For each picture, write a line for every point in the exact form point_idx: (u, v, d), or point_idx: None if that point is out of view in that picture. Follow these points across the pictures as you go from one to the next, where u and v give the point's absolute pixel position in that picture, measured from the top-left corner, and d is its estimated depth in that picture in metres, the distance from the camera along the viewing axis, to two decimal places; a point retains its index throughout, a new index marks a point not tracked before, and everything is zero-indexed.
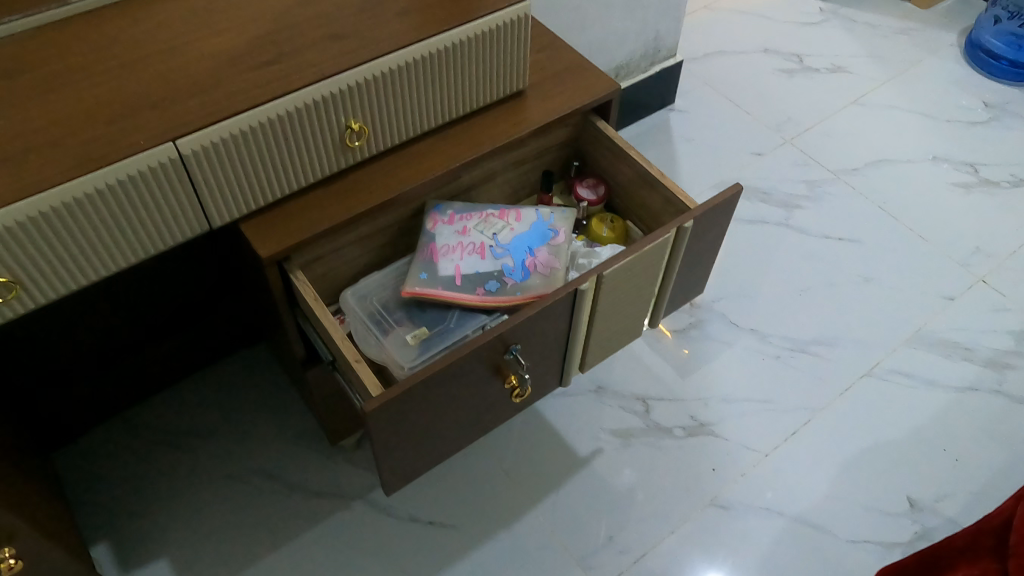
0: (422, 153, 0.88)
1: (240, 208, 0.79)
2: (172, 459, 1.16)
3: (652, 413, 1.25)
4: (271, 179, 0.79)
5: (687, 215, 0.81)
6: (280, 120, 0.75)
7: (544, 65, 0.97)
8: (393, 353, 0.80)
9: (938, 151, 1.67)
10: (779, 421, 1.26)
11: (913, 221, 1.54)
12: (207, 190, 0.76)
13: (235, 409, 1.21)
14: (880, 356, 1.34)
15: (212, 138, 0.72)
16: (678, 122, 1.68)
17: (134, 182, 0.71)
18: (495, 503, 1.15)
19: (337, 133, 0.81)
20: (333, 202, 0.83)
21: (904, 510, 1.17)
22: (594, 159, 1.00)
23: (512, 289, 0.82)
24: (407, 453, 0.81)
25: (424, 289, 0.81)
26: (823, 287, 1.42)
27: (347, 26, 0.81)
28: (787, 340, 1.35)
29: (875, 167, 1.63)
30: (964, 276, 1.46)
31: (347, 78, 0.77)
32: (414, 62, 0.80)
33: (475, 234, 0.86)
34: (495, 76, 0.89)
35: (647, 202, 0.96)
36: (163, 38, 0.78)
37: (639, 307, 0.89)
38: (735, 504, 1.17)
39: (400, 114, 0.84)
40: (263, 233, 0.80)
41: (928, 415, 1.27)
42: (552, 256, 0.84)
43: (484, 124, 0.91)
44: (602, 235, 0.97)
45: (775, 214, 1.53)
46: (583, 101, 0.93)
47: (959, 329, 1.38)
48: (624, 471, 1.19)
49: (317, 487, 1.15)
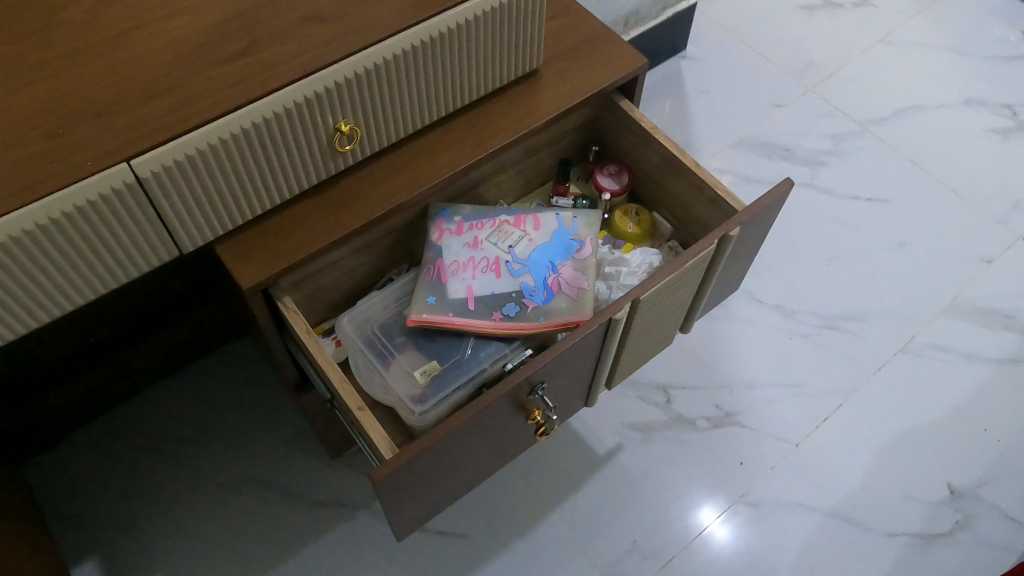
0: (424, 152, 0.76)
1: (213, 229, 0.68)
2: (161, 468, 1.08)
3: (674, 404, 1.16)
4: (249, 194, 0.68)
5: (733, 220, 0.71)
6: (257, 128, 0.63)
7: (558, 35, 0.84)
8: (400, 392, 0.70)
9: (971, 94, 1.54)
10: (810, 405, 1.17)
11: (946, 175, 1.43)
12: (173, 215, 0.64)
13: (222, 414, 1.12)
14: (916, 329, 1.25)
15: (174, 155, 0.60)
16: (691, 71, 1.55)
17: (83, 214, 0.58)
18: (511, 510, 1.08)
19: (325, 137, 0.68)
20: (323, 216, 0.71)
21: (944, 498, 1.11)
22: (616, 142, 0.88)
23: (533, 314, 0.70)
24: (419, 500, 0.72)
25: (433, 317, 0.70)
26: (852, 254, 1.32)
27: (332, 3, 0.67)
28: (815, 316, 1.26)
29: (905, 115, 1.50)
30: (1003, 235, 1.36)
31: (334, 73, 0.64)
32: (412, 49, 0.67)
33: (488, 248, 0.74)
34: (505, 55, 0.76)
35: (679, 192, 0.84)
36: (108, 22, 0.63)
37: (673, 316, 0.79)
38: (766, 500, 1.10)
39: (397, 109, 0.72)
40: (243, 257, 0.69)
41: (966, 393, 1.19)
42: (579, 273, 0.72)
43: (491, 113, 0.78)
44: (626, 231, 0.87)
45: (799, 173, 1.42)
46: (605, 83, 0.80)
47: (998, 295, 1.29)
48: (649, 468, 1.12)
49: (319, 496, 1.07)
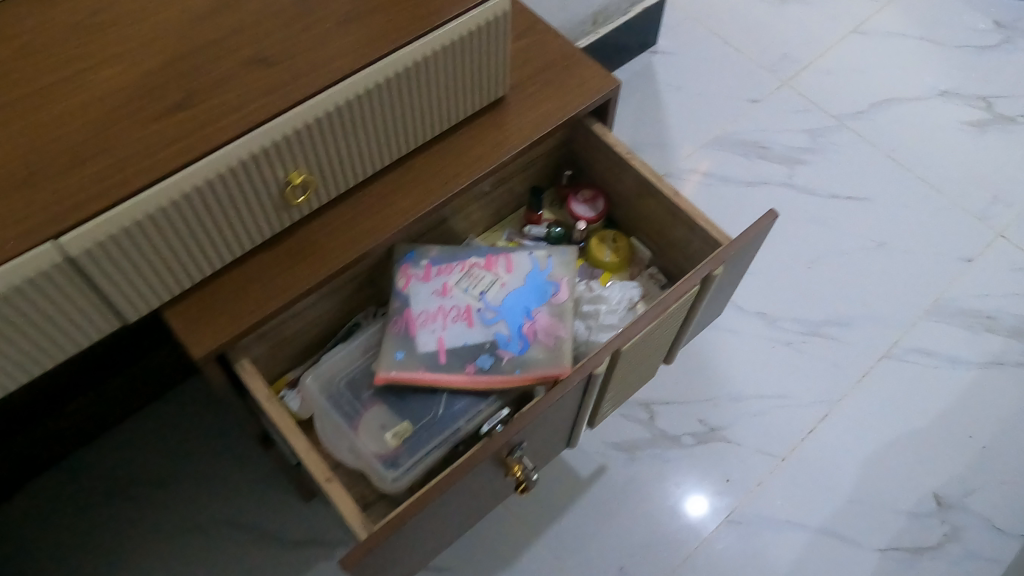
0: (385, 195, 0.72)
1: (159, 295, 0.64)
2: (125, 513, 1.02)
3: (658, 420, 1.13)
4: (196, 256, 0.63)
5: (716, 258, 0.67)
6: (199, 191, 0.58)
7: (525, 57, 0.80)
8: (370, 456, 0.66)
9: (947, 85, 1.51)
10: (795, 417, 1.15)
11: (924, 171, 1.40)
12: (113, 288, 0.59)
13: (187, 453, 1.07)
14: (899, 334, 1.23)
15: (107, 229, 0.55)
16: (663, 66, 1.50)
17: (9, 299, 0.53)
18: (494, 539, 1.04)
19: (276, 191, 0.64)
20: (279, 272, 0.67)
21: (931, 509, 1.09)
22: (590, 167, 0.84)
23: (509, 366, 0.67)
24: (396, 565, 0.68)
25: (402, 374, 0.67)
26: (833, 256, 1.30)
27: (278, 44, 0.62)
28: (798, 323, 1.23)
29: (881, 109, 1.47)
30: (981, 232, 1.34)
31: (282, 125, 0.59)
32: (363, 94, 0.63)
33: (458, 294, 0.70)
34: (468, 87, 0.71)
35: (658, 218, 0.80)
36: (30, 77, 0.57)
37: (655, 353, 0.76)
38: (754, 518, 1.07)
39: (353, 154, 0.67)
40: (193, 322, 0.64)
41: (951, 399, 1.18)
42: (556, 320, 0.69)
43: (457, 147, 0.74)
44: (604, 260, 0.83)
45: (777, 172, 1.38)
46: (575, 109, 0.76)
47: (979, 295, 1.27)
48: (634, 489, 1.09)
49: (292, 535, 1.02)
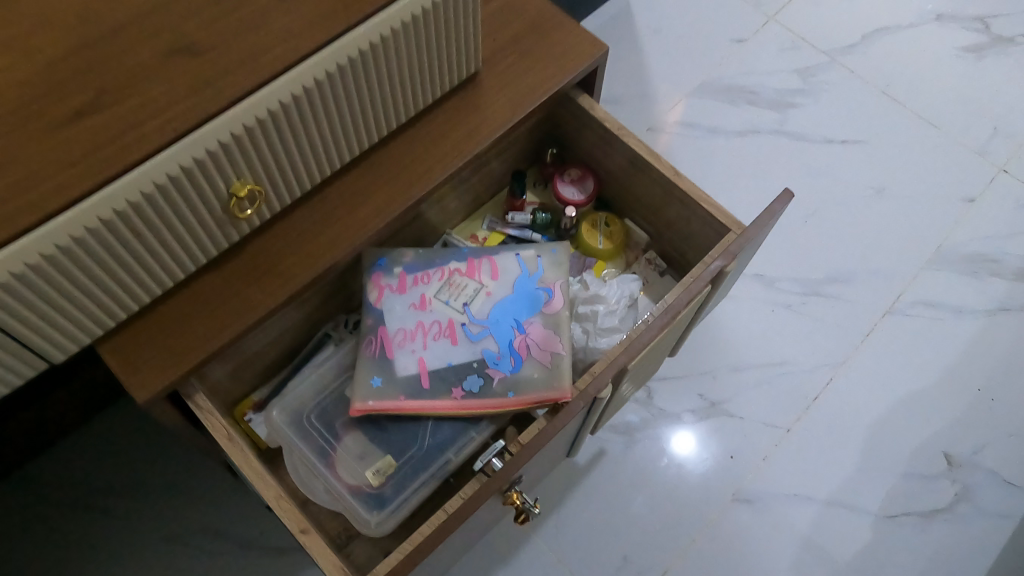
0: (345, 201, 0.66)
1: (89, 331, 0.57)
2: (86, 529, 0.95)
3: (656, 399, 1.08)
4: (133, 282, 0.57)
5: (728, 252, 0.60)
6: (121, 216, 0.51)
7: (496, 24, 0.72)
8: (352, 497, 0.64)
9: (942, 8, 1.42)
10: (798, 385, 1.09)
11: (921, 106, 1.32)
12: (30, 330, 0.53)
13: (148, 458, 0.98)
14: (902, 286, 1.17)
15: (8, 270, 0.47)
16: (641, 7, 1.39)
17: None
18: (489, 536, 0.99)
19: (219, 206, 0.57)
20: (232, 294, 0.62)
21: (942, 470, 1.05)
22: (576, 143, 0.76)
23: (500, 387, 0.63)
24: None
25: (382, 403, 0.63)
26: (830, 207, 1.22)
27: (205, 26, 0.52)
28: (797, 283, 1.16)
29: (875, 40, 1.38)
30: (983, 168, 1.27)
31: (214, 131, 0.51)
32: (307, 89, 0.55)
33: (438, 308, 0.66)
34: (431, 71, 0.64)
35: (653, 198, 0.73)
36: None
37: (662, 349, 0.71)
38: (761, 495, 1.03)
39: (303, 155, 0.60)
40: (134, 359, 0.58)
41: (957, 351, 1.13)
42: (551, 333, 0.64)
43: (422, 140, 0.68)
44: (596, 248, 0.76)
45: (767, 118, 1.29)
46: (552, 87, 0.69)
47: (983, 236, 1.21)
48: (634, 472, 1.03)
49: (272, 541, 0.95)
